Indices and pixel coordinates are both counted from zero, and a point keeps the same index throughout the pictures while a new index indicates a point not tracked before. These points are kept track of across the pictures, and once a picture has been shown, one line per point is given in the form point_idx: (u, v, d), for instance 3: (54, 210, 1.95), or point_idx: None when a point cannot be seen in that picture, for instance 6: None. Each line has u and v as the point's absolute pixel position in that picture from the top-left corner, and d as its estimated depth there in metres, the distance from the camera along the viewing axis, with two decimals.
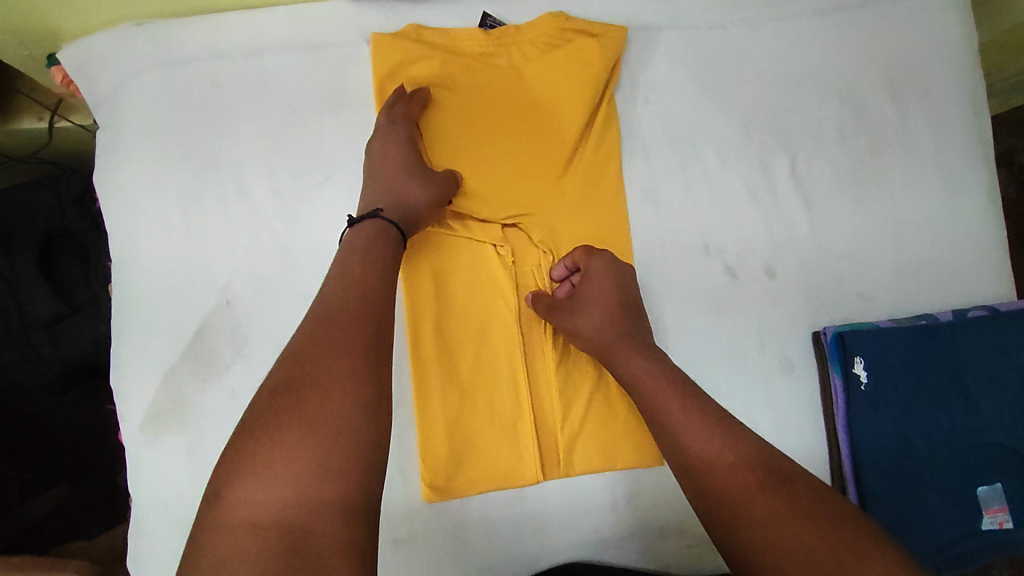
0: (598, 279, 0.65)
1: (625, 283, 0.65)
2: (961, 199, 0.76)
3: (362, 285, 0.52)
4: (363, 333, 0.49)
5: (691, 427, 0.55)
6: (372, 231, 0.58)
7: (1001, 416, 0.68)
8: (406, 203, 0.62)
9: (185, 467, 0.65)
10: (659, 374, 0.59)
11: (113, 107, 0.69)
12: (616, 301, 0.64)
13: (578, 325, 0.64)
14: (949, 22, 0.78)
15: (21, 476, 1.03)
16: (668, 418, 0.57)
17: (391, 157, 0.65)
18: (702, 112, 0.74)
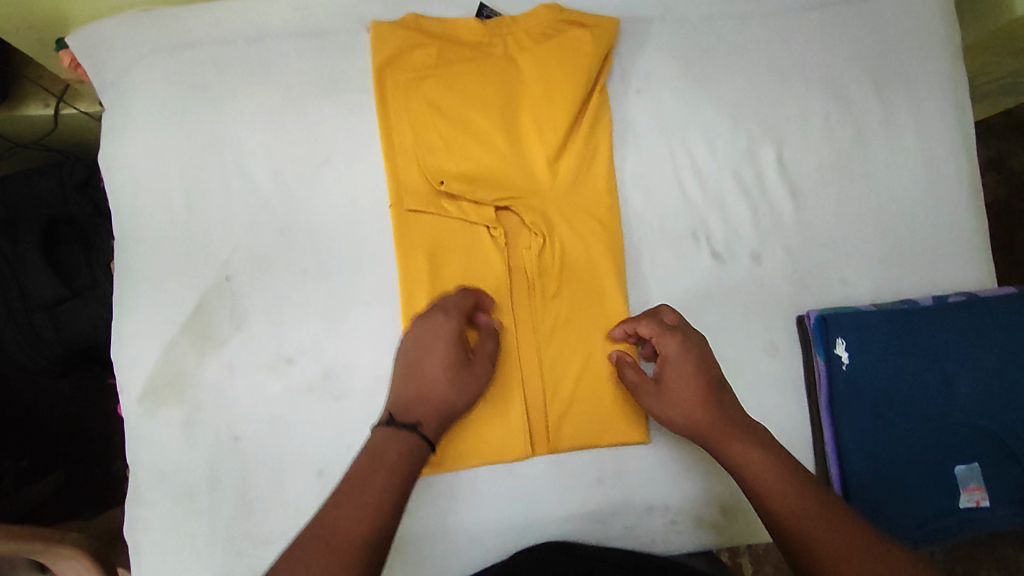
0: (679, 362, 0.65)
1: (702, 359, 0.65)
2: (945, 190, 0.78)
3: (366, 499, 0.52)
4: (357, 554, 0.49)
5: (785, 500, 0.55)
6: (402, 444, 0.57)
7: (977, 398, 0.71)
8: (446, 407, 0.62)
9: (183, 437, 0.67)
10: (770, 458, 0.59)
11: (119, 89, 0.71)
12: (701, 379, 0.64)
13: (674, 415, 0.65)
14: (933, 18, 0.80)
15: (17, 462, 1.04)
16: (762, 492, 0.57)
17: (435, 326, 0.63)
18: (692, 101, 0.76)
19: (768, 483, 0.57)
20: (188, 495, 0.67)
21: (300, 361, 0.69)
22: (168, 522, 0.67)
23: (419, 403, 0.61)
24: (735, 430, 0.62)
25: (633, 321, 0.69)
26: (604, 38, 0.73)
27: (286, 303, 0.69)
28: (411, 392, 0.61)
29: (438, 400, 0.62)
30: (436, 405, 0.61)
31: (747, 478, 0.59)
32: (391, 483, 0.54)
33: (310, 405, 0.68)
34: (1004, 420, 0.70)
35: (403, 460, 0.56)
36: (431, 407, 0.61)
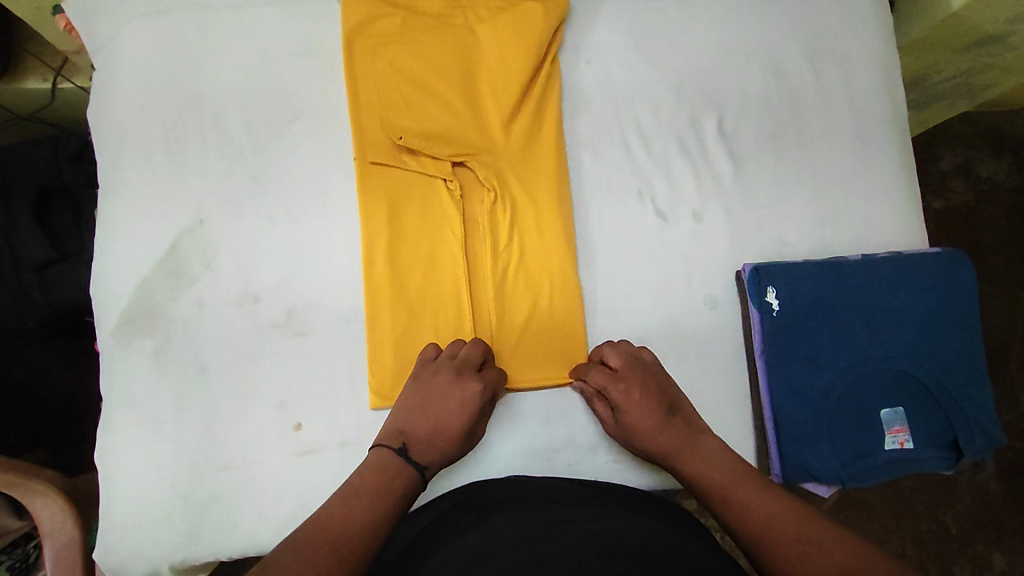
0: (628, 408, 0.69)
1: (655, 396, 0.69)
2: (878, 159, 0.83)
3: (355, 507, 0.57)
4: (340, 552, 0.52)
5: (734, 499, 0.60)
6: (400, 473, 0.61)
7: (902, 345, 0.75)
8: (447, 457, 0.66)
9: (152, 367, 0.71)
10: (721, 471, 0.63)
11: (108, 49, 0.78)
12: (655, 415, 0.68)
13: (640, 449, 0.69)
14: (864, 5, 0.87)
15: (4, 439, 1.07)
16: (718, 500, 0.62)
17: (440, 376, 0.68)
18: (638, 74, 0.82)
19: (727, 486, 0.62)
20: (155, 422, 0.71)
21: (266, 300, 0.73)
22: (135, 449, 0.70)
23: (431, 442, 0.65)
24: (693, 451, 0.66)
25: (586, 369, 0.73)
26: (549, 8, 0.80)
27: (254, 246, 0.74)
28: (425, 430, 0.66)
29: (444, 442, 0.66)
30: (443, 448, 0.66)
31: (704, 495, 0.63)
32: (384, 489, 0.59)
33: (272, 340, 0.72)
34: (927, 366, 0.74)
35: (400, 475, 0.61)
36: (439, 449, 0.65)
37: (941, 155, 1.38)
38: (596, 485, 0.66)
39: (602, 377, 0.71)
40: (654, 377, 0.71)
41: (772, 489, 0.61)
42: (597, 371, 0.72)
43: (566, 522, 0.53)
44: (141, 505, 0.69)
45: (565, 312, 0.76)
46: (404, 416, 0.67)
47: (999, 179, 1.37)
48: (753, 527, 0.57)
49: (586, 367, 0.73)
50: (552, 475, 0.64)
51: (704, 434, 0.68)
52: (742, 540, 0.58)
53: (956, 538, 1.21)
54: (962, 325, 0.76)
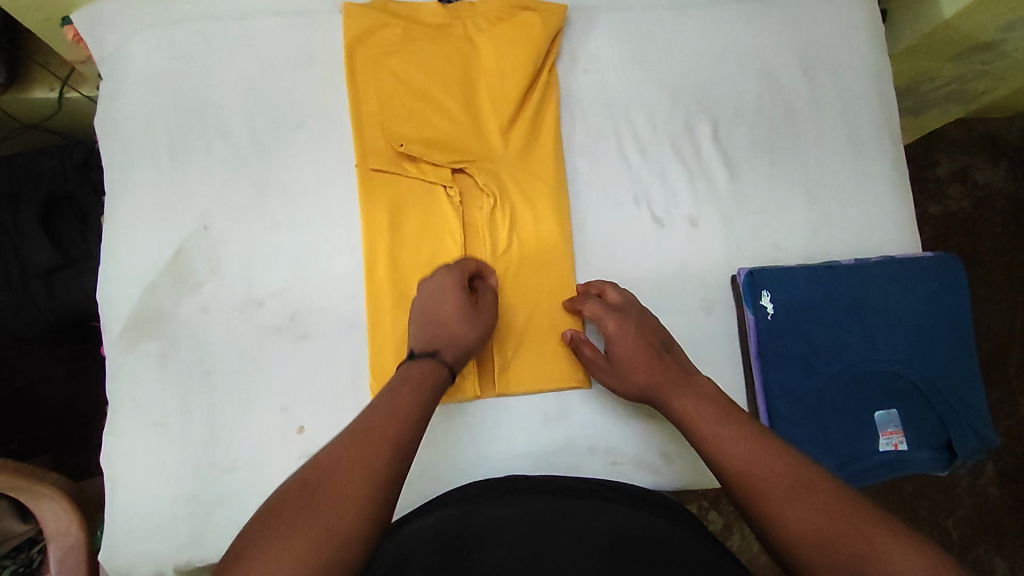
0: (618, 336, 0.72)
1: (648, 328, 0.72)
2: (871, 165, 0.85)
3: (402, 406, 0.58)
4: (390, 445, 0.54)
5: (721, 438, 0.60)
6: (417, 369, 0.64)
7: (895, 348, 0.76)
8: (457, 343, 0.68)
9: (157, 371, 0.72)
10: (706, 409, 0.64)
11: (115, 59, 0.79)
12: (648, 346, 0.71)
13: (626, 382, 0.71)
14: (856, 14, 0.88)
15: (8, 446, 1.08)
16: (705, 438, 0.61)
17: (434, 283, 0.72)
18: (635, 82, 0.84)
19: (711, 426, 0.62)
20: (160, 425, 0.72)
21: (270, 304, 0.74)
22: (140, 452, 0.71)
23: (437, 331, 0.68)
24: (680, 384, 0.68)
25: (581, 301, 0.76)
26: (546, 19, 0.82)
27: (259, 251, 0.75)
28: (431, 329, 0.68)
29: (448, 314, 0.69)
30: (453, 335, 0.68)
31: (688, 424, 0.64)
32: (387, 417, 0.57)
33: (275, 344, 0.74)
34: (921, 370, 0.75)
35: (406, 391, 0.61)
36: (450, 339, 0.68)
37: (937, 161, 1.39)
38: (609, 486, 0.66)
39: (598, 309, 0.74)
40: (648, 315, 0.74)
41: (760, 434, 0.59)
42: (593, 303, 0.75)
43: (565, 518, 0.54)
44: (146, 508, 0.70)
45: (565, 317, 0.78)
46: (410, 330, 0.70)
47: (995, 185, 1.38)
48: (739, 468, 0.56)
49: (579, 302, 0.76)
50: (561, 480, 0.65)
51: (695, 374, 0.69)
52: (726, 482, 0.57)
53: (956, 543, 1.21)
54: (955, 328, 0.77)
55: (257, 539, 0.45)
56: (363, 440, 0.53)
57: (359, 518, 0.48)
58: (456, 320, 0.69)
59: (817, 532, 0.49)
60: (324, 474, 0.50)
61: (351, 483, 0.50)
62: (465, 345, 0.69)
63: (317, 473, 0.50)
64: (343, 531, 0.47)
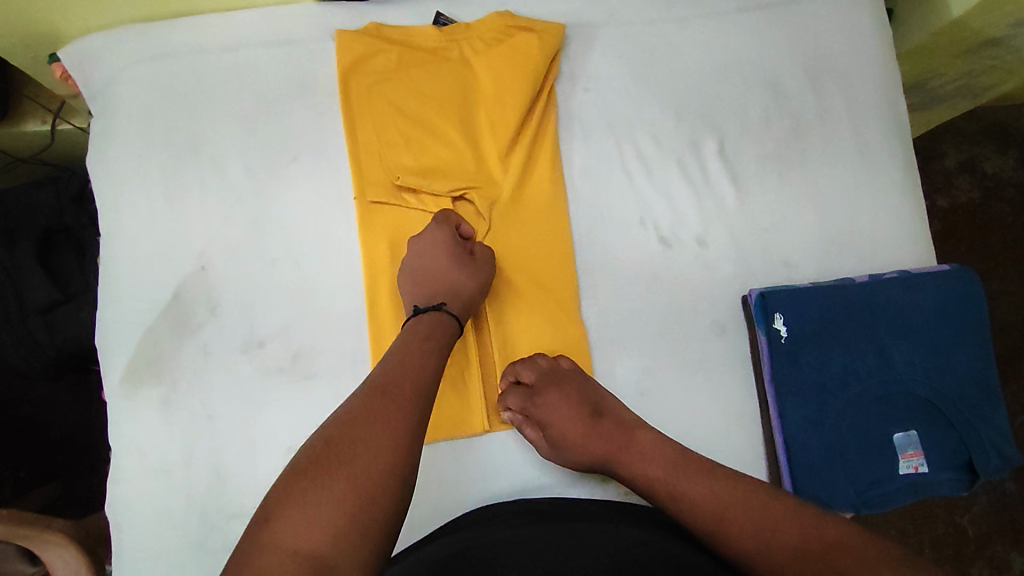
0: (550, 418, 0.69)
1: (567, 396, 0.70)
2: (882, 177, 0.83)
3: (412, 361, 0.61)
4: (407, 400, 0.56)
5: (685, 492, 0.60)
6: (423, 323, 0.66)
7: (913, 368, 0.74)
8: (462, 291, 0.70)
9: (159, 416, 0.71)
10: (662, 464, 0.63)
11: (105, 97, 0.78)
12: (578, 417, 0.69)
13: (579, 461, 0.69)
14: (861, 18, 0.86)
15: (16, 474, 1.07)
16: (662, 496, 0.62)
17: (425, 240, 0.72)
18: (636, 99, 0.82)
19: (671, 482, 0.62)
20: (164, 471, 0.70)
21: (271, 343, 0.73)
22: (145, 499, 0.70)
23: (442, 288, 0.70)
24: (631, 448, 0.66)
25: (507, 392, 0.73)
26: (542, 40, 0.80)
27: (258, 289, 0.74)
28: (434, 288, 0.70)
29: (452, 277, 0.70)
30: (459, 287, 0.70)
31: (649, 492, 0.63)
32: (406, 382, 0.58)
33: (278, 385, 0.72)
34: (940, 389, 0.73)
35: (417, 357, 0.61)
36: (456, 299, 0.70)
37: (945, 152, 1.36)
38: (640, 513, 0.66)
39: (518, 398, 0.72)
40: (569, 377, 0.71)
41: (712, 470, 0.62)
42: (512, 396, 0.72)
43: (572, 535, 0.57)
44: (153, 557, 0.69)
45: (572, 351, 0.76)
46: (406, 292, 0.71)
47: (1005, 175, 1.35)
48: (702, 516, 0.58)
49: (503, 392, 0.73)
50: (566, 503, 0.67)
51: (637, 427, 0.68)
52: (694, 524, 0.59)
53: (973, 541, 1.19)
54: (972, 344, 0.75)
55: (289, 493, 0.48)
56: (377, 398, 0.55)
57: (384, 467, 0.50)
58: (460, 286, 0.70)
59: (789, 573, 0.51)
60: (344, 440, 0.51)
61: (374, 435, 0.52)
62: (470, 294, 0.71)
63: (338, 429, 0.52)
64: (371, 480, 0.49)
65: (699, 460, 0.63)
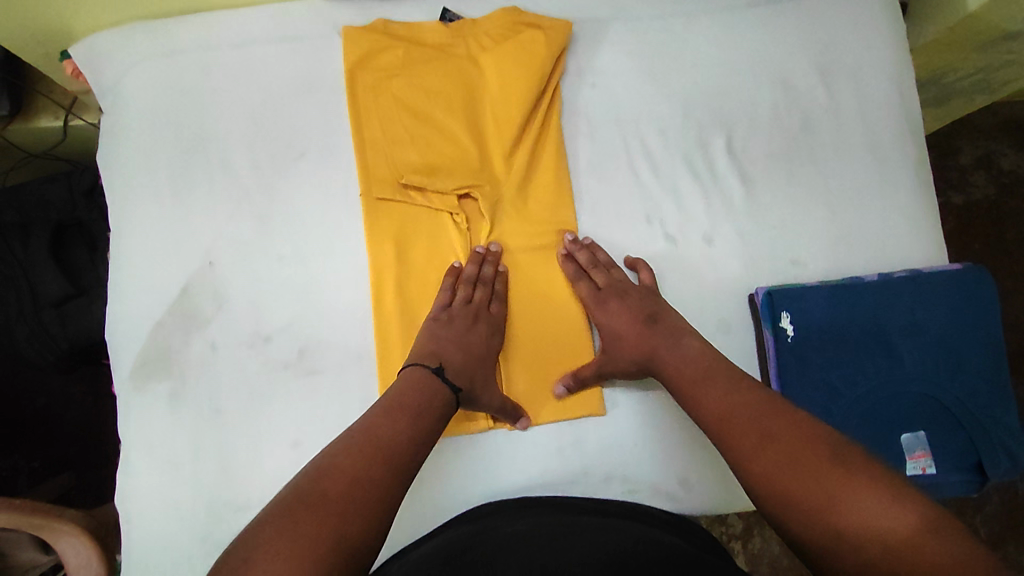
0: (608, 321, 0.73)
1: (631, 301, 0.73)
2: (890, 175, 0.82)
3: (402, 416, 0.59)
4: (395, 459, 0.55)
5: (704, 395, 0.63)
6: (440, 395, 0.64)
7: (924, 368, 0.73)
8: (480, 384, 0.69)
9: (168, 410, 0.72)
10: (696, 366, 0.66)
11: (116, 93, 0.78)
12: (635, 322, 0.72)
13: (626, 364, 0.72)
14: (873, 15, 0.85)
15: (30, 464, 1.09)
16: (688, 395, 0.65)
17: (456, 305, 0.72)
18: (644, 96, 0.82)
19: (696, 383, 0.64)
20: (172, 464, 0.71)
21: (277, 339, 0.73)
22: (154, 492, 0.71)
23: (462, 364, 0.68)
24: (670, 351, 0.69)
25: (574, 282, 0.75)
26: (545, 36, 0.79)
27: (266, 284, 0.74)
28: (453, 359, 0.68)
29: (471, 357, 0.70)
30: (474, 375, 0.69)
31: (676, 389, 0.66)
32: (400, 441, 0.57)
33: (284, 380, 0.72)
34: (950, 390, 0.72)
35: (414, 414, 0.60)
36: (468, 374, 0.68)
37: (960, 149, 1.35)
38: (640, 509, 0.66)
39: (587, 292, 0.75)
40: (640, 289, 0.74)
41: (736, 377, 0.63)
42: (584, 284, 0.75)
43: (577, 534, 0.57)
44: (162, 548, 0.69)
45: (576, 360, 0.76)
46: (419, 349, 0.69)
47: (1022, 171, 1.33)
48: (722, 420, 0.60)
49: (572, 280, 0.76)
50: (577, 502, 0.67)
51: (687, 335, 0.70)
52: (707, 427, 0.61)
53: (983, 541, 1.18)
54: (984, 343, 0.74)
55: (262, 532, 0.44)
56: (367, 453, 0.54)
57: (372, 516, 0.49)
58: (474, 367, 0.69)
59: (785, 492, 0.51)
60: (330, 485, 0.49)
61: (359, 489, 0.50)
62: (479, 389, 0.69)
63: (319, 478, 0.50)
64: (358, 524, 0.47)
65: (732, 372, 0.64)
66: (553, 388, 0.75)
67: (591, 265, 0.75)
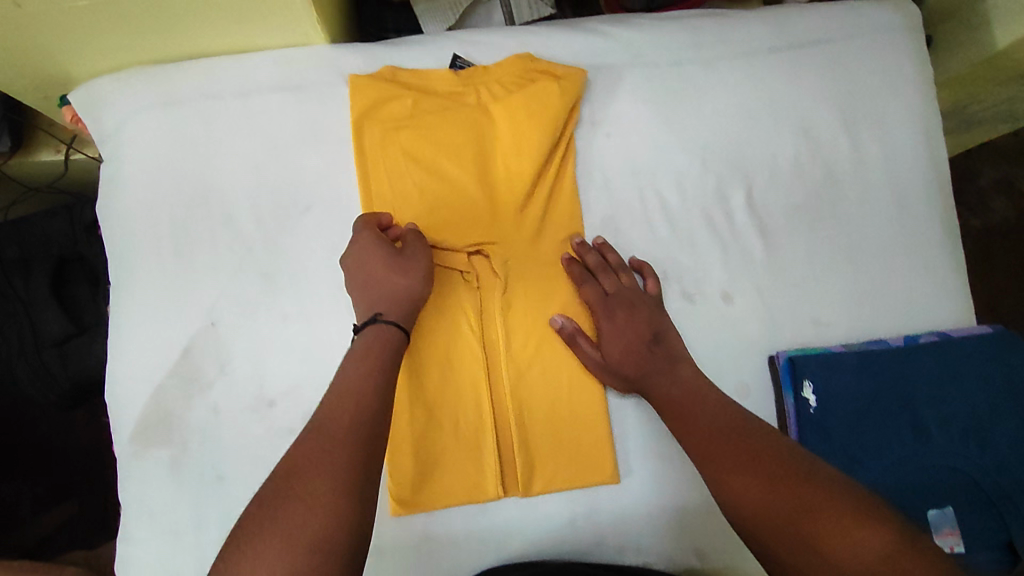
0: (611, 330, 0.72)
1: (639, 314, 0.71)
2: (917, 229, 0.79)
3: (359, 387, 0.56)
4: (365, 431, 0.53)
5: (693, 417, 0.63)
6: (395, 339, 0.62)
7: (951, 441, 0.70)
8: (400, 296, 0.65)
9: (169, 478, 0.69)
10: (688, 391, 0.65)
11: (116, 142, 0.76)
12: (638, 338, 0.70)
13: (620, 375, 0.71)
14: (900, 59, 0.81)
15: (33, 488, 1.08)
16: (673, 415, 0.65)
17: (358, 250, 0.68)
18: (661, 146, 0.78)
19: (686, 404, 0.64)
20: (174, 533, 0.69)
21: (281, 404, 0.71)
22: (155, 563, 0.68)
23: (405, 307, 0.65)
24: (666, 374, 0.67)
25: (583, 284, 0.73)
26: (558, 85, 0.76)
27: (270, 345, 0.72)
28: (388, 304, 0.65)
29: (410, 296, 0.66)
30: (397, 296, 0.65)
31: (666, 411, 0.66)
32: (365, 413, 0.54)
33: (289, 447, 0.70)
34: (979, 462, 0.69)
35: (365, 375, 0.57)
36: (390, 299, 0.65)
37: (980, 171, 1.29)
38: None
39: (593, 296, 0.73)
40: (647, 300, 0.72)
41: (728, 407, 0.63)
42: (590, 287, 0.73)
43: None
44: None
45: (585, 413, 0.74)
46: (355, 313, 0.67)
47: None
48: (706, 442, 0.60)
49: (579, 281, 0.74)
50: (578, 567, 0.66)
51: (684, 361, 0.69)
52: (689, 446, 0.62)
53: None
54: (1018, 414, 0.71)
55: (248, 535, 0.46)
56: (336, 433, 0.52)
57: (351, 503, 0.49)
58: (415, 300, 0.66)
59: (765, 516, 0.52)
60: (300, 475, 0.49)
61: (327, 471, 0.50)
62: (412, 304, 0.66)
63: (295, 468, 0.50)
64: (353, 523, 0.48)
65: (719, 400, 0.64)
66: (567, 454, 0.73)
67: (599, 269, 0.73)
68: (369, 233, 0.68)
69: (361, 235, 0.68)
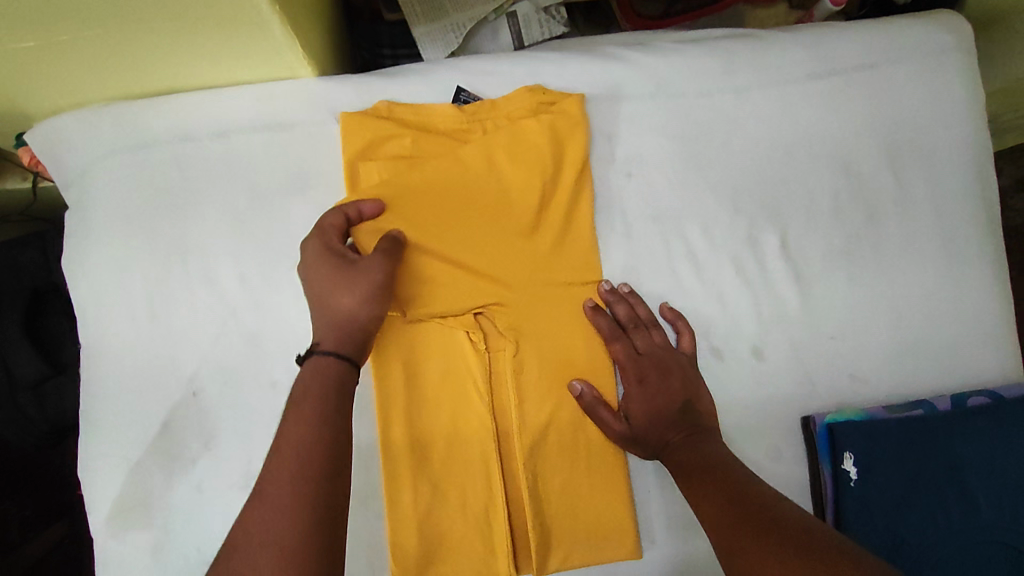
0: (639, 394, 0.66)
1: (672, 380, 0.65)
2: (963, 273, 0.73)
3: (307, 413, 0.52)
4: (315, 454, 0.50)
5: (705, 482, 0.57)
6: (335, 373, 0.55)
7: (1003, 513, 0.64)
8: (340, 322, 0.57)
9: (150, 565, 0.63)
10: (713, 462, 0.59)
11: (82, 187, 0.68)
12: (669, 405, 0.64)
13: (643, 443, 0.65)
14: (948, 84, 0.74)
15: (21, 511, 0.95)
16: (689, 477, 0.59)
17: (317, 261, 0.59)
18: (687, 186, 0.71)
19: (707, 472, 0.58)
20: None
21: None
22: None
23: (349, 334, 0.57)
24: (694, 446, 0.61)
25: (610, 341, 0.67)
26: (571, 123, 0.69)
27: (258, 416, 0.65)
28: (329, 331, 0.57)
29: (354, 320, 0.58)
30: (336, 323, 0.57)
31: (689, 483, 0.59)
32: (310, 434, 0.51)
33: None
34: None
35: (312, 397, 0.53)
36: (332, 326, 0.57)
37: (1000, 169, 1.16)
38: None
39: (623, 354, 0.67)
40: (680, 362, 0.67)
41: (749, 479, 0.57)
42: (620, 345, 0.67)
43: None
44: None
45: (603, 481, 0.67)
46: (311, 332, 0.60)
47: None
48: (719, 505, 0.55)
49: (607, 337, 0.67)
50: None
51: (716, 435, 0.63)
52: (703, 509, 0.56)
53: None
54: None
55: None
56: (282, 463, 0.49)
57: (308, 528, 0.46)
58: (359, 325, 0.58)
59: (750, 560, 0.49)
60: (257, 511, 0.47)
61: (281, 503, 0.47)
62: (356, 333, 0.58)
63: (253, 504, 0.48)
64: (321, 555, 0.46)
65: (740, 470, 0.58)
66: (585, 526, 0.67)
67: (631, 325, 0.67)
68: (320, 247, 0.60)
69: (309, 244, 0.61)
